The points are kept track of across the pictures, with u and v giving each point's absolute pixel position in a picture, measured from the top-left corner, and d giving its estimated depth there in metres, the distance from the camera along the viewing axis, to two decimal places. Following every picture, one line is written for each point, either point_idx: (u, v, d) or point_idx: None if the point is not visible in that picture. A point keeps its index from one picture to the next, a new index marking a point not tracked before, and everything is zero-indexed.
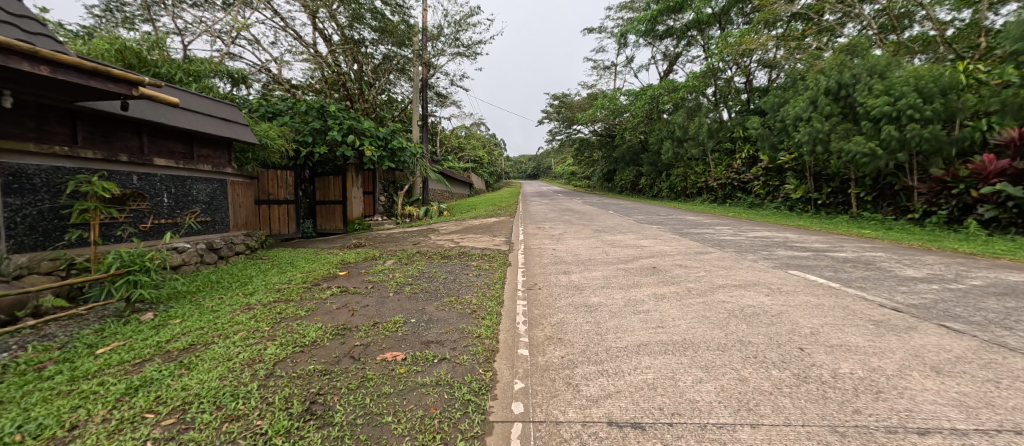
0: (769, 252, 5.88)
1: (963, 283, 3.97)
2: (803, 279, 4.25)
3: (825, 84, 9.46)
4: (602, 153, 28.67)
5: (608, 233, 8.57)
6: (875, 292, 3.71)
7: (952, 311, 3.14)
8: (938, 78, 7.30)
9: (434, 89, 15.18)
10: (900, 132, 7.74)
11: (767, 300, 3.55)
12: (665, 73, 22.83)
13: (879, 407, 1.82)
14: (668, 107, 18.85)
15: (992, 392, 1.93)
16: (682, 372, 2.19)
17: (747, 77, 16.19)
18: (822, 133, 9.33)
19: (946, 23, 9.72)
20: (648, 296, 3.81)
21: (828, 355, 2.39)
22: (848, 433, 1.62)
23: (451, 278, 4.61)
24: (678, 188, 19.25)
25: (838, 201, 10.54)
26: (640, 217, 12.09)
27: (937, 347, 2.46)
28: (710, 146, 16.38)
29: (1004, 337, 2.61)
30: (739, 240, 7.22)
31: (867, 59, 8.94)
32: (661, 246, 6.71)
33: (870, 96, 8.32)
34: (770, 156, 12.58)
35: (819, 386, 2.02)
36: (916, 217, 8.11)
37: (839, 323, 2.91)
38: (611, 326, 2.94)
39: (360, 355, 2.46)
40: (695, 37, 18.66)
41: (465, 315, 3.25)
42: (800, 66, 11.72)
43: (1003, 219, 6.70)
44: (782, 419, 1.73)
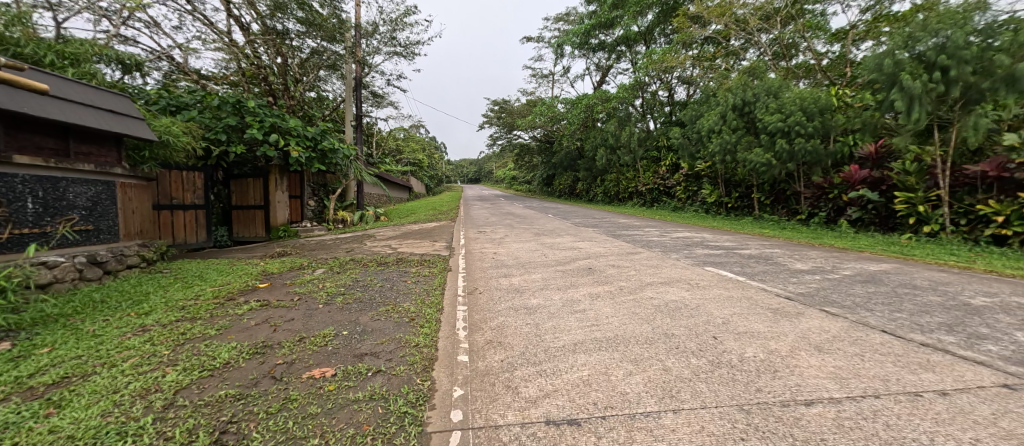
0: (688, 251, 6.49)
1: (838, 273, 4.70)
2: (716, 275, 4.75)
3: (732, 100, 10.63)
4: (541, 159, 29.48)
5: (547, 236, 8.82)
6: (772, 284, 4.26)
7: (830, 297, 3.71)
8: (817, 101, 8.61)
9: (369, 88, 14.52)
10: (790, 145, 8.98)
11: (687, 294, 3.91)
12: (598, 84, 24.18)
13: (776, 384, 2.08)
14: (602, 116, 19.87)
15: (859, 364, 2.31)
16: (614, 366, 2.32)
17: (669, 91, 17.53)
18: (730, 144, 10.50)
19: (823, 54, 11.51)
20: (583, 296, 3.99)
21: (736, 342, 2.68)
22: (752, 410, 1.83)
23: (388, 286, 4.43)
24: (611, 192, 20.41)
25: (743, 205, 11.93)
26: (578, 220, 12.64)
27: (819, 329, 2.88)
28: (639, 154, 17.56)
29: (867, 317, 3.13)
30: (664, 240, 7.85)
31: (764, 81, 10.27)
32: (596, 248, 7.08)
33: (767, 112, 9.52)
34: (690, 164, 13.83)
35: (729, 370, 2.25)
36: (804, 217, 9.48)
37: (744, 312, 3.30)
38: (549, 327, 3.02)
39: (284, 374, 2.26)
40: (624, 52, 19.98)
41: (402, 324, 3.13)
42: (713, 84, 13.12)
43: (865, 219, 8.10)
44: (699, 403, 1.90)
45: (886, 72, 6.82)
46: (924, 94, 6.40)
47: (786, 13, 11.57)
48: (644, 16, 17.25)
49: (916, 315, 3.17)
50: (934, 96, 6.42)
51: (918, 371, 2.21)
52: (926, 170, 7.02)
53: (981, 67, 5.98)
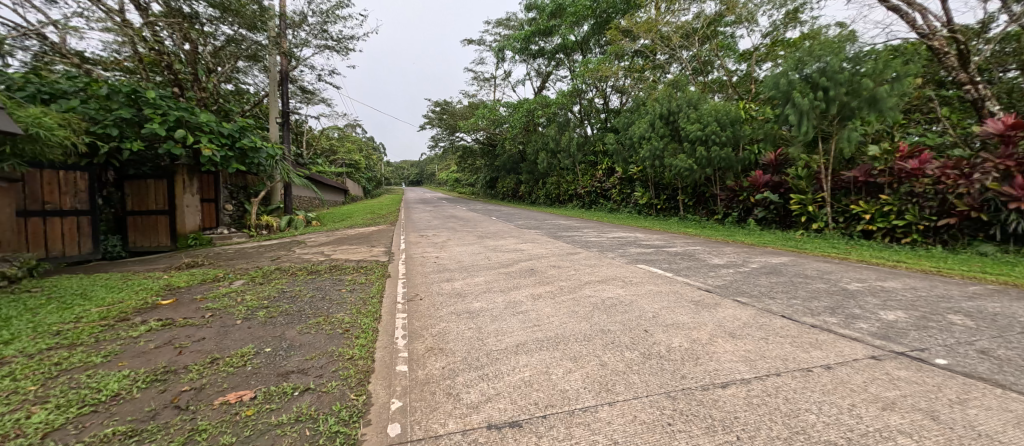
0: (623, 250, 6.89)
1: (748, 266, 5.29)
2: (647, 272, 5.09)
3: (660, 110, 11.50)
4: (484, 161, 29.52)
5: (490, 239, 8.83)
6: (694, 278, 4.67)
7: (742, 288, 4.15)
8: (729, 114, 9.62)
9: (297, 83, 13.49)
10: (707, 152, 9.93)
11: (622, 291, 4.15)
12: (539, 89, 24.81)
13: (697, 370, 2.28)
14: (542, 120, 20.39)
15: (764, 346, 2.61)
16: (555, 365, 2.37)
17: (604, 99, 18.49)
18: (658, 150, 11.35)
19: (734, 71, 12.89)
20: (525, 297, 4.06)
21: (664, 333, 2.89)
22: (678, 396, 1.98)
23: (320, 296, 4.13)
24: (553, 195, 21.02)
25: (670, 206, 12.93)
26: (521, 222, 12.84)
27: (732, 317, 3.22)
28: (578, 158, 18.30)
29: (771, 305, 3.55)
30: (601, 240, 8.25)
31: (686, 93, 11.25)
32: (537, 249, 7.24)
33: (688, 122, 10.44)
34: (624, 168, 14.68)
35: (658, 361, 2.42)
36: (720, 217, 10.54)
37: (671, 306, 3.57)
38: (491, 330, 3.02)
39: (191, 402, 2.00)
40: (563, 60, 20.69)
41: (334, 336, 2.94)
42: (643, 94, 14.09)
43: (768, 218, 9.21)
44: (632, 394, 2.02)
45: (782, 90, 7.83)
46: (811, 110, 7.44)
47: (703, 33, 12.79)
48: (580, 26, 18.04)
49: (808, 301, 3.67)
50: (818, 113, 7.49)
51: (809, 349, 2.56)
52: (813, 176, 8.17)
53: (852, 89, 7.10)
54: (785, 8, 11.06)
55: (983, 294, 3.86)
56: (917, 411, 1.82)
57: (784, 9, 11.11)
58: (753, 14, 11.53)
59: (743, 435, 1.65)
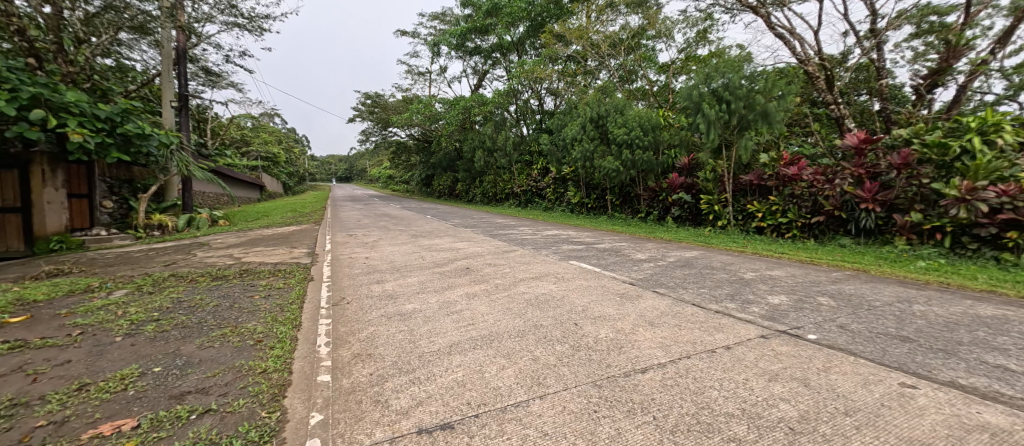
0: (556, 247, 7.14)
1: (665, 260, 5.79)
2: (578, 267, 5.33)
3: (590, 113, 12.09)
4: (419, 158, 28.66)
5: (424, 238, 8.59)
6: (619, 272, 5.00)
7: (660, 280, 4.54)
8: (651, 120, 10.44)
9: (200, 63, 11.89)
10: (632, 155, 10.68)
11: (554, 287, 4.30)
12: (475, 87, 24.68)
13: (620, 358, 2.45)
14: (479, 118, 20.34)
15: (677, 333, 2.88)
16: (488, 363, 2.38)
17: (539, 101, 18.96)
18: (588, 152, 11.95)
19: (655, 81, 14.00)
20: (459, 296, 4.01)
21: (592, 325, 3.06)
22: (603, 385, 2.10)
23: (226, 305, 3.69)
24: (489, 193, 21.08)
25: (599, 205, 13.66)
26: (457, 221, 12.70)
27: (651, 307, 3.50)
28: (514, 157, 18.56)
29: (684, 294, 3.93)
30: (536, 238, 8.47)
31: (613, 99, 11.96)
32: (473, 248, 7.21)
33: (616, 126, 11.12)
34: (557, 168, 15.19)
35: (586, 352, 2.55)
36: (642, 215, 11.40)
37: (598, 299, 3.79)
38: (424, 332, 2.94)
39: (50, 438, 1.66)
40: (499, 59, 20.77)
41: (243, 349, 2.64)
42: (575, 98, 14.69)
43: (682, 216, 10.18)
44: (562, 386, 2.10)
45: (694, 101, 8.68)
46: (717, 120, 8.36)
47: (628, 44, 13.71)
48: (515, 27, 18.27)
49: (714, 289, 4.12)
50: (722, 123, 8.43)
51: (714, 333, 2.88)
52: (718, 178, 9.20)
53: (748, 103, 8.11)
54: (697, 27, 12.27)
55: (843, 279, 4.66)
56: (794, 380, 2.14)
57: (696, 28, 12.32)
58: (670, 30, 12.61)
59: (658, 415, 1.81)
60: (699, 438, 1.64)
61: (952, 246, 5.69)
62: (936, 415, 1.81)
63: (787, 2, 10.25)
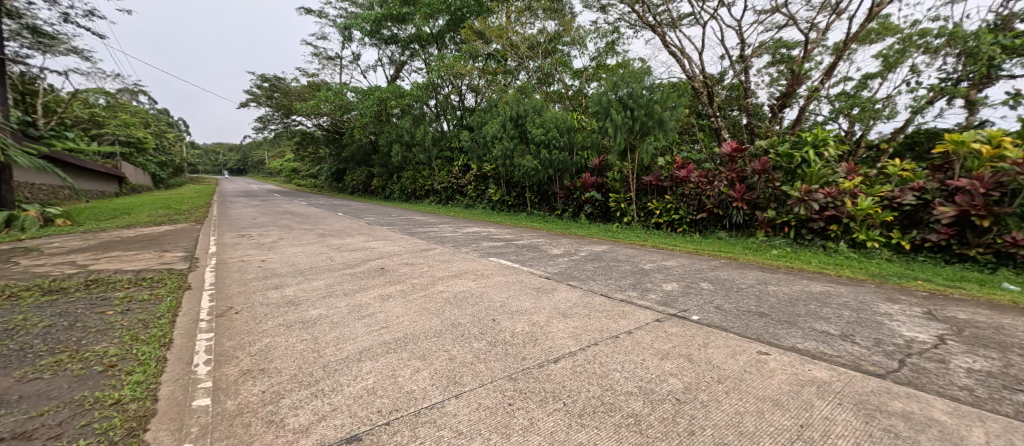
0: (476, 244, 7.14)
1: (578, 254, 6.17)
2: (497, 264, 5.40)
3: (510, 112, 12.32)
4: (329, 150, 26.37)
5: (333, 238, 7.92)
6: (536, 267, 5.19)
7: (573, 274, 4.81)
8: (566, 122, 10.99)
9: (25, 20, 9.44)
10: (549, 154, 11.14)
11: (473, 284, 4.29)
12: (393, 78, 23.49)
13: (535, 350, 2.54)
14: (396, 111, 19.42)
15: (587, 322, 3.08)
16: (402, 366, 2.29)
17: (460, 97, 18.72)
18: (508, 150, 12.17)
19: (570, 85, 14.76)
20: (372, 298, 3.79)
21: (509, 320, 3.12)
22: (517, 378, 2.16)
23: (65, 324, 2.98)
24: (408, 190, 20.24)
25: (519, 203, 13.97)
26: (372, 218, 11.96)
27: (565, 299, 3.69)
28: (434, 153, 18.05)
29: (593, 286, 4.22)
30: (456, 235, 8.38)
31: (532, 100, 12.34)
32: (389, 247, 6.86)
33: (534, 126, 11.49)
34: (479, 166, 15.19)
35: (503, 347, 2.60)
36: (559, 212, 11.96)
37: (515, 294, 3.88)
38: (331, 339, 2.71)
39: None
40: (417, 51, 20.02)
41: (89, 377, 2.16)
42: (495, 96, 14.82)
43: (594, 213, 10.92)
44: (478, 382, 2.10)
45: (604, 107, 9.36)
46: (623, 126, 9.14)
47: (545, 47, 14.23)
48: (434, 19, 17.79)
49: (619, 280, 4.50)
50: (627, 128, 9.24)
51: (618, 320, 3.14)
52: (624, 179, 10.06)
53: (647, 112, 9.00)
54: (607, 38, 13.23)
55: (720, 266, 5.44)
56: (681, 357, 2.44)
57: (606, 39, 13.28)
58: (583, 38, 13.41)
59: (568, 401, 1.91)
60: (603, 418, 1.77)
61: (796, 238, 7.01)
62: (782, 375, 2.22)
63: (678, 24, 11.59)
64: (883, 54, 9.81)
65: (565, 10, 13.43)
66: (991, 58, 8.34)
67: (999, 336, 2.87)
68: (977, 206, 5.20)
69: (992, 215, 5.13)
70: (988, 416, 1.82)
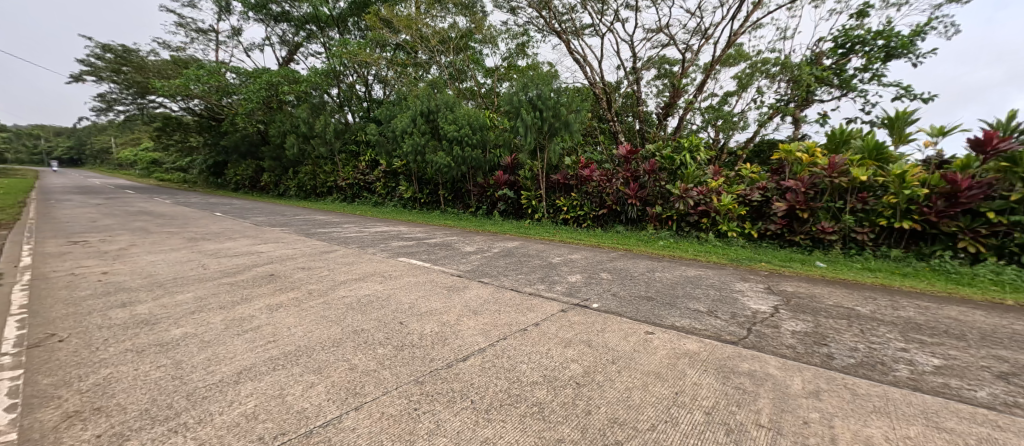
0: (384, 245, 6.76)
1: (490, 251, 6.24)
2: (407, 264, 5.18)
3: (420, 107, 11.90)
4: (203, 139, 22.52)
5: (208, 242, 6.76)
6: (448, 266, 5.11)
7: (485, 270, 4.85)
8: (478, 120, 11.01)
9: None
10: (462, 151, 11.05)
11: (380, 287, 4.05)
12: (285, 61, 21.03)
13: (444, 350, 2.50)
14: (290, 98, 17.44)
15: (497, 318, 3.12)
16: (292, 383, 2.06)
17: (366, 87, 17.54)
18: (419, 146, 11.75)
19: (483, 83, 14.81)
20: (258, 310, 3.33)
21: (418, 322, 3.02)
22: (425, 380, 2.09)
23: None
24: (306, 186, 18.27)
25: (432, 200, 13.63)
26: (261, 218, 10.52)
27: (477, 297, 3.69)
28: (336, 146, 16.51)
29: (505, 281, 4.30)
30: (362, 235, 7.83)
31: (444, 95, 12.12)
32: (281, 250, 6.12)
33: (446, 122, 11.29)
34: (388, 161, 14.38)
35: (411, 350, 2.50)
36: (473, 210, 11.93)
37: (426, 294, 3.77)
38: (201, 361, 2.32)
39: None
40: (314, 33, 18.19)
41: None
42: (405, 89, 14.21)
43: (507, 210, 11.16)
44: (381, 391, 1.99)
45: (514, 106, 9.59)
46: (532, 126, 9.48)
47: (457, 43, 14.09)
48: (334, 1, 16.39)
49: (528, 274, 4.67)
50: (536, 128, 9.61)
51: (526, 313, 3.26)
52: (534, 177, 10.46)
53: (554, 113, 9.48)
54: (517, 40, 13.60)
55: (617, 257, 6.00)
56: (582, 343, 2.63)
57: (516, 41, 13.63)
58: (494, 38, 13.57)
59: (476, 398, 1.92)
60: (510, 410, 1.82)
61: (677, 230, 8.06)
62: (663, 350, 2.53)
63: (581, 33, 12.38)
64: (739, 76, 11.78)
65: (476, 8, 13.46)
66: (809, 86, 10.60)
67: (813, 303, 3.68)
68: (799, 202, 6.59)
69: (809, 208, 6.56)
70: (805, 367, 2.31)
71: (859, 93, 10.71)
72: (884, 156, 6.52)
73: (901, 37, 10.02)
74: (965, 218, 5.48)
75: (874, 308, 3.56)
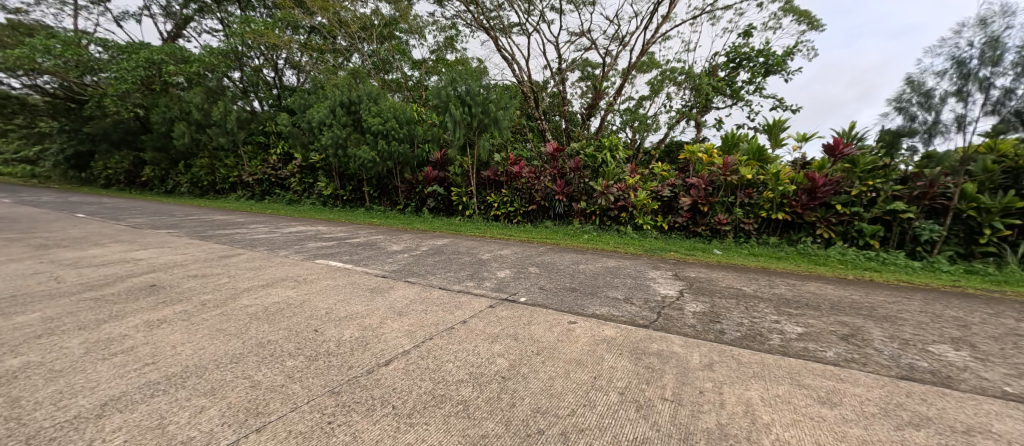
0: (299, 246, 6.17)
1: (418, 250, 6.03)
2: (325, 267, 4.79)
3: (340, 97, 11.03)
4: (58, 124, 18.47)
5: (66, 249, 5.56)
6: (373, 266, 4.82)
7: (413, 270, 4.68)
8: (405, 113, 10.57)
9: None
10: (388, 146, 10.51)
11: (292, 293, 3.68)
12: (171, 36, 18.12)
13: (364, 356, 2.35)
14: (178, 80, 15.07)
15: (423, 318, 3.02)
16: (177, 409, 1.78)
17: (275, 73, 15.84)
18: (340, 139, 10.90)
19: (409, 76, 14.19)
20: (133, 328, 2.82)
21: (335, 328, 2.80)
22: (341, 390, 1.95)
23: None
24: (203, 182, 15.99)
25: (356, 197, 12.79)
26: (142, 220, 8.95)
27: (403, 297, 3.54)
28: (240, 138, 14.50)
29: (433, 280, 4.19)
30: (272, 237, 7.07)
31: (366, 86, 11.41)
32: (168, 256, 5.26)
33: (370, 114, 10.65)
34: (303, 155, 13.17)
35: (326, 359, 2.31)
36: (401, 207, 11.43)
37: (346, 298, 3.52)
38: (48, 396, 1.89)
39: None
40: (207, 6, 15.90)
41: None
42: (322, 77, 13.11)
43: (437, 207, 10.88)
44: (289, 407, 1.81)
45: (443, 101, 9.33)
46: (461, 121, 9.33)
47: (380, 31, 13.40)
48: None
49: (457, 272, 4.60)
50: (465, 124, 9.47)
51: (454, 310, 3.22)
52: (465, 173, 10.33)
53: (483, 109, 9.43)
54: (445, 34, 13.29)
55: (544, 251, 6.20)
56: (508, 337, 2.66)
57: (444, 34, 13.33)
58: (421, 29, 13.13)
59: (398, 404, 1.84)
60: (434, 411, 1.78)
61: (600, 224, 8.55)
62: (583, 338, 2.67)
63: (508, 31, 12.52)
64: (651, 82, 12.85)
65: None
66: (707, 94, 11.96)
67: (710, 286, 4.17)
68: (700, 198, 7.43)
69: (708, 203, 7.41)
70: (702, 343, 2.60)
71: (746, 103, 12.34)
72: (763, 158, 7.63)
73: (776, 57, 11.74)
74: (821, 210, 6.65)
75: (756, 287, 4.15)
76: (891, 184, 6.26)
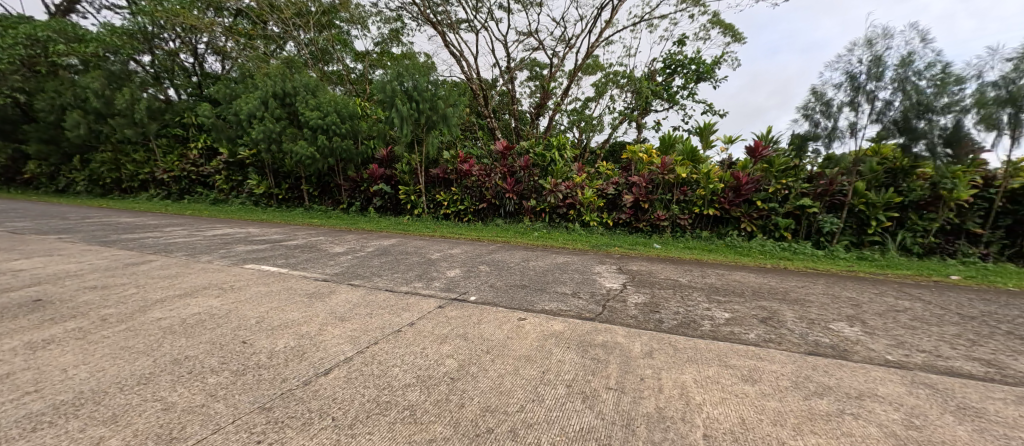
0: (225, 250, 5.60)
1: (362, 251, 5.73)
2: (257, 272, 4.39)
3: (272, 87, 10.16)
4: None
5: None
6: (312, 270, 4.51)
7: (356, 272, 4.44)
8: (347, 108, 10.02)
9: None
10: (329, 142, 9.87)
11: (216, 302, 3.33)
12: (60, 11, 15.58)
13: (300, 366, 2.19)
14: (70, 61, 13.00)
15: (367, 322, 2.88)
16: (66, 443, 1.53)
17: (195, 58, 14.22)
18: (273, 133, 10.07)
19: (352, 68, 13.47)
20: (8, 352, 2.38)
21: (267, 339, 2.58)
22: (273, 405, 1.80)
23: None
24: (105, 180, 13.95)
25: (293, 196, 11.89)
26: (24, 224, 7.61)
27: (345, 302, 3.35)
28: (152, 130, 12.86)
29: (378, 282, 4.01)
30: (193, 241, 6.35)
31: (303, 77, 10.63)
32: (58, 266, 4.52)
33: (307, 107, 9.95)
34: (230, 150, 11.98)
35: (256, 372, 2.12)
36: (344, 207, 10.81)
37: (280, 305, 3.25)
38: None
39: None
40: None
41: None
42: (251, 65, 11.99)
43: (383, 205, 10.43)
44: (211, 428, 1.63)
45: (388, 95, 8.96)
46: (409, 117, 9.00)
47: (317, 19, 12.54)
48: None
49: (405, 273, 4.45)
50: (413, 120, 9.16)
51: (401, 313, 3.11)
52: (413, 171, 10.01)
53: (432, 106, 9.20)
54: (389, 26, 12.76)
55: (494, 249, 6.19)
56: (457, 337, 2.62)
57: (388, 26, 12.78)
58: (364, 19, 12.48)
59: (338, 415, 1.73)
60: (378, 419, 1.70)
61: (549, 221, 8.71)
62: (531, 334, 2.70)
63: (456, 27, 12.32)
64: (596, 84, 13.32)
65: None
66: (647, 97, 12.65)
67: (650, 278, 4.42)
68: (642, 195, 7.86)
69: (648, 200, 7.85)
70: (642, 332, 2.74)
71: (680, 107, 13.23)
72: (695, 158, 8.25)
73: (706, 65, 12.71)
74: (744, 206, 7.32)
75: (690, 278, 4.48)
76: (800, 183, 7.05)
